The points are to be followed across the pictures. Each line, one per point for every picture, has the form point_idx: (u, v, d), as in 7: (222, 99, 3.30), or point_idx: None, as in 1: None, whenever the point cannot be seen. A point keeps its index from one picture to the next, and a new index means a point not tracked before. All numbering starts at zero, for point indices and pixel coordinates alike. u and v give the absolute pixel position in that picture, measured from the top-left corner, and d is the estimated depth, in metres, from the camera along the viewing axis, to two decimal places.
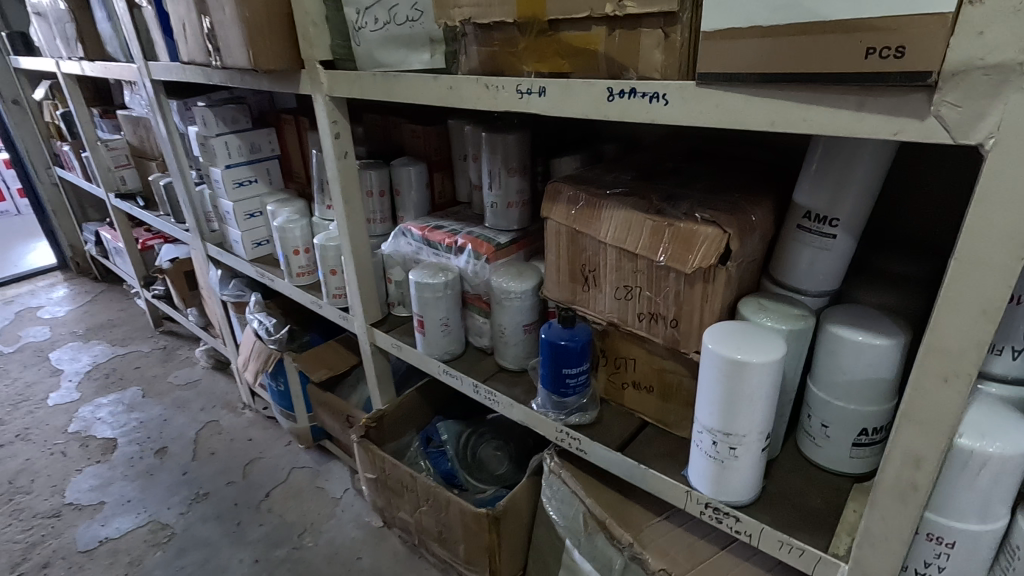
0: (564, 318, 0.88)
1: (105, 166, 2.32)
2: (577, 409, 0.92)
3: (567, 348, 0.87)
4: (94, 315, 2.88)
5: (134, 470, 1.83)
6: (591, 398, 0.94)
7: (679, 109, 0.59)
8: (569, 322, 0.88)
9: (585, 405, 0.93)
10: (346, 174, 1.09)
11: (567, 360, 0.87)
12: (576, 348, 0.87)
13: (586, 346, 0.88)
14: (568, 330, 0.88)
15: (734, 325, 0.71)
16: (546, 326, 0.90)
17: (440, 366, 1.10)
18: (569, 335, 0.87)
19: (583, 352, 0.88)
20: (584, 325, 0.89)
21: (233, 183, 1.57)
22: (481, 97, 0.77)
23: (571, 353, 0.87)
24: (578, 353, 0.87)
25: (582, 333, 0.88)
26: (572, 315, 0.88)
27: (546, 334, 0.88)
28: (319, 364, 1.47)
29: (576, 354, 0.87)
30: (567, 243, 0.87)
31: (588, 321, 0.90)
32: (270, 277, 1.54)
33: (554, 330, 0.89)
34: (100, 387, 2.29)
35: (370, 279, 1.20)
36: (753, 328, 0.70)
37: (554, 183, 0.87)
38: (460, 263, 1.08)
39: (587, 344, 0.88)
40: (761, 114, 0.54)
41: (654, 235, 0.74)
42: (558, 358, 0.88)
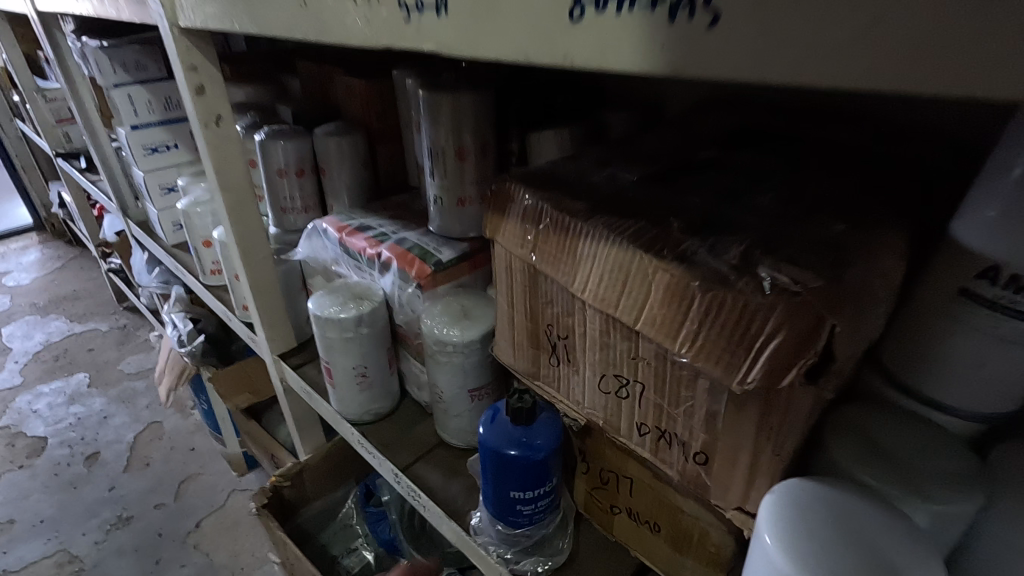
0: (516, 410, 0.54)
1: (46, 121, 2.02)
2: (537, 548, 0.59)
3: (519, 463, 0.53)
4: (60, 284, 2.64)
5: (57, 480, 1.59)
6: (562, 524, 0.61)
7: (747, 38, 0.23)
8: (525, 418, 0.54)
9: (550, 538, 0.60)
10: (222, 149, 0.74)
11: (518, 480, 0.54)
12: (532, 464, 0.53)
13: (549, 458, 0.54)
14: (523, 431, 0.54)
15: (834, 505, 0.36)
16: (489, 415, 0.57)
17: (360, 432, 0.78)
18: (522, 442, 0.53)
19: (545, 468, 0.54)
20: (551, 420, 0.55)
21: (142, 149, 1.23)
22: (348, 19, 0.40)
23: (524, 471, 0.53)
24: (537, 470, 0.54)
25: (546, 437, 0.54)
26: (530, 407, 0.54)
27: (485, 434, 0.55)
28: (242, 386, 1.16)
29: (533, 472, 0.54)
30: (524, 286, 0.51)
31: (559, 411, 0.56)
32: (187, 271, 1.22)
33: (501, 427, 0.55)
34: (45, 371, 2.05)
35: (278, 295, 0.87)
36: (868, 521, 0.35)
37: (506, 181, 0.50)
38: (386, 286, 0.74)
39: (553, 455, 0.54)
40: (1008, 56, 0.18)
41: (672, 303, 0.38)
42: (504, 475, 0.54)
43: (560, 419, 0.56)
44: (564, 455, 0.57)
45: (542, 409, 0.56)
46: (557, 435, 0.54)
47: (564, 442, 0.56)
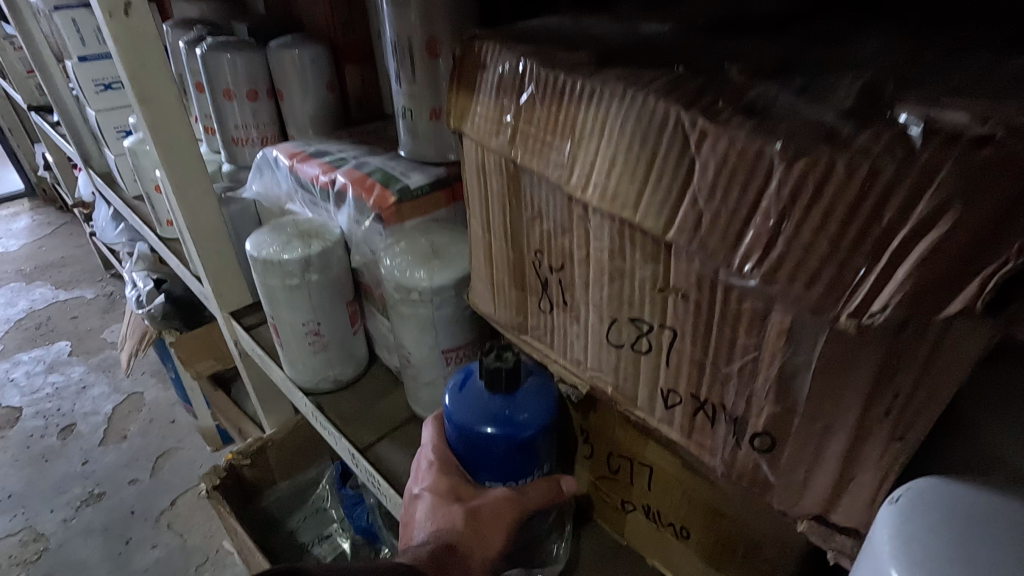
0: (492, 374, 0.39)
1: (17, 72, 1.88)
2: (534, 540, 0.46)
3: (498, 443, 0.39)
4: (47, 251, 2.54)
5: (28, 453, 1.49)
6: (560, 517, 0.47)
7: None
8: (503, 387, 0.40)
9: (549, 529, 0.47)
10: (134, 48, 0.58)
11: (498, 461, 0.41)
12: (515, 444, 0.39)
13: (541, 435, 0.40)
14: (502, 401, 0.40)
15: (961, 522, 0.21)
16: (458, 379, 0.42)
17: (320, 399, 0.65)
18: (500, 416, 0.39)
19: (534, 449, 0.40)
20: (545, 384, 0.41)
21: (92, 85, 1.08)
22: None
23: (506, 452, 0.40)
24: (522, 452, 0.40)
25: (537, 409, 0.40)
26: (513, 370, 0.39)
27: (453, 408, 0.40)
28: (206, 352, 1.03)
29: (517, 454, 0.40)
30: (502, 197, 0.36)
31: (552, 375, 0.41)
32: (146, 225, 1.09)
33: (473, 395, 0.41)
34: (26, 339, 1.95)
35: (225, 240, 0.73)
36: None
37: (474, 41, 0.34)
38: (343, 223, 0.59)
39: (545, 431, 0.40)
40: None
41: (734, 187, 0.22)
42: (477, 456, 0.41)
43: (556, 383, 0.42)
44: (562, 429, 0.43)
45: (529, 370, 0.42)
46: (550, 407, 0.40)
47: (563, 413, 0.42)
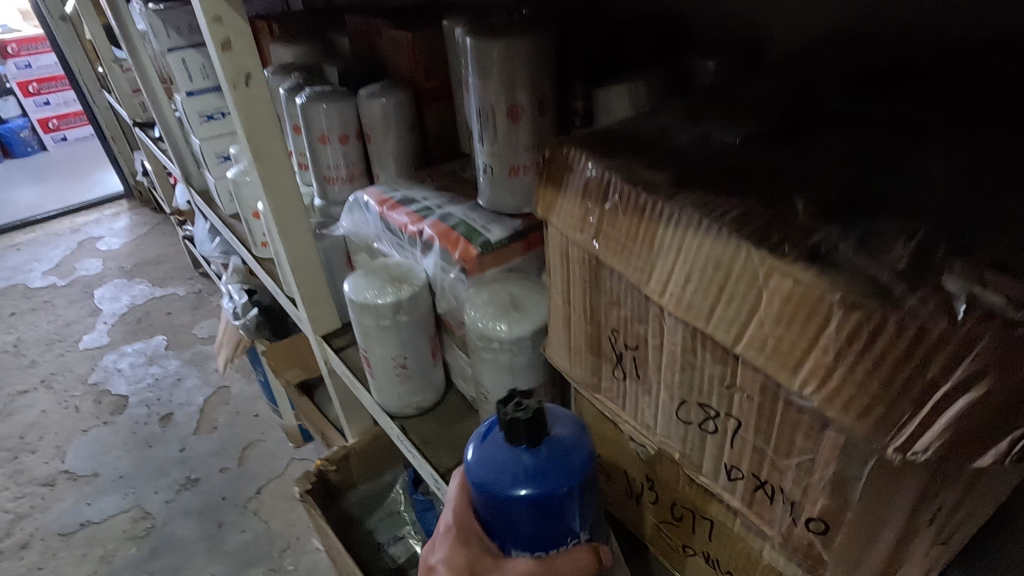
0: (516, 433, 0.44)
1: (124, 91, 2.07)
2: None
3: (521, 505, 0.44)
4: (144, 249, 2.79)
5: (135, 438, 1.67)
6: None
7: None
8: (525, 440, 0.44)
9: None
10: (251, 111, 0.66)
11: (524, 523, 0.45)
12: (540, 505, 0.44)
13: (560, 502, 0.44)
14: (525, 468, 0.44)
15: None
16: (483, 436, 0.47)
17: (403, 421, 0.72)
18: (525, 482, 0.44)
19: (561, 510, 0.45)
20: (571, 444, 0.45)
21: (197, 116, 1.20)
22: None
23: (532, 513, 0.44)
24: (548, 513, 0.44)
25: (563, 471, 0.44)
26: (533, 420, 0.44)
27: (478, 474, 0.45)
28: (293, 361, 1.14)
29: (544, 514, 0.44)
30: (583, 279, 0.40)
31: (576, 441, 0.46)
32: (241, 243, 1.20)
33: (498, 455, 0.45)
34: (129, 332, 2.17)
35: (319, 272, 0.81)
36: None
37: (563, 146, 0.39)
38: (428, 268, 0.65)
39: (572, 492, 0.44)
40: None
41: (796, 321, 0.26)
42: (502, 521, 0.46)
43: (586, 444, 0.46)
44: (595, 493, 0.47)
45: (556, 429, 0.46)
46: (580, 466, 0.45)
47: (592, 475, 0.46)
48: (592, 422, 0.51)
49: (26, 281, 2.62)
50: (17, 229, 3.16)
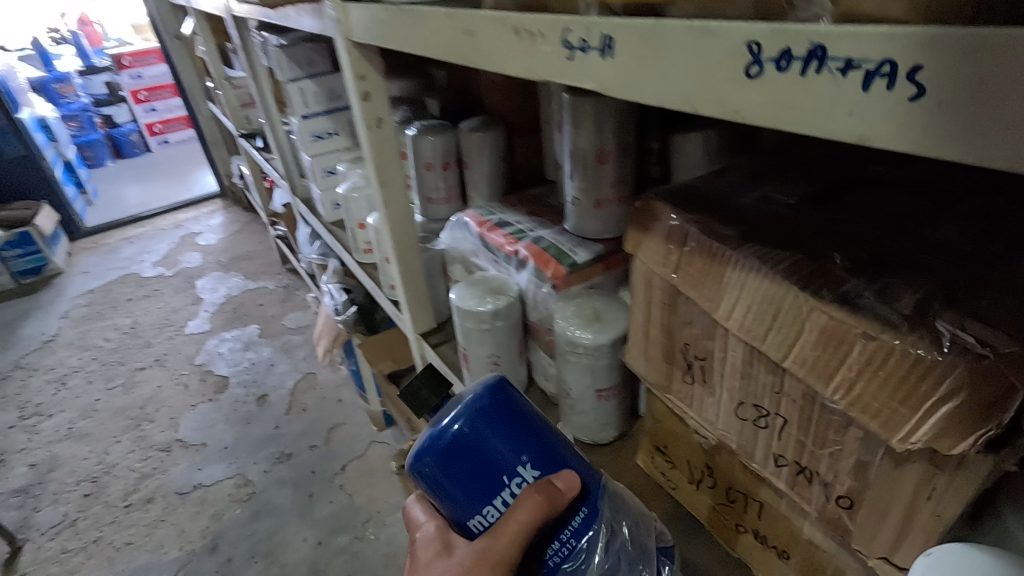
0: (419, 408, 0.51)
1: (233, 105, 2.32)
2: (558, 547, 0.51)
3: (438, 464, 0.48)
4: (237, 245, 3.08)
5: (236, 414, 1.89)
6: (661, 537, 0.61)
7: (969, 101, 0.19)
8: (436, 402, 0.59)
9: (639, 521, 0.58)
10: (381, 148, 0.81)
11: (458, 485, 0.49)
12: (453, 461, 0.48)
13: (466, 448, 0.48)
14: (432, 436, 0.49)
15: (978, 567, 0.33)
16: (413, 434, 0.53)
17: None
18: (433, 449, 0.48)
19: (480, 452, 0.49)
20: (473, 390, 0.50)
21: (310, 137, 1.38)
22: (511, 53, 0.42)
23: (453, 467, 0.48)
24: (468, 460, 0.48)
25: (462, 415, 0.48)
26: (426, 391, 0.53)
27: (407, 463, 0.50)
28: (384, 354, 1.29)
29: (465, 463, 0.48)
30: (662, 303, 0.51)
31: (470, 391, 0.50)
32: (343, 249, 1.37)
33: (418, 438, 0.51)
34: (227, 320, 2.42)
35: (421, 279, 0.95)
36: None
37: (650, 199, 0.50)
38: (521, 282, 0.78)
39: (481, 430, 0.48)
40: None
41: (827, 346, 0.36)
42: (445, 495, 0.49)
43: (492, 386, 0.50)
44: (521, 424, 0.50)
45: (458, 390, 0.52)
46: (471, 410, 0.49)
47: (501, 409, 0.49)
48: (661, 419, 0.62)
49: (139, 270, 2.96)
50: (129, 223, 3.54)
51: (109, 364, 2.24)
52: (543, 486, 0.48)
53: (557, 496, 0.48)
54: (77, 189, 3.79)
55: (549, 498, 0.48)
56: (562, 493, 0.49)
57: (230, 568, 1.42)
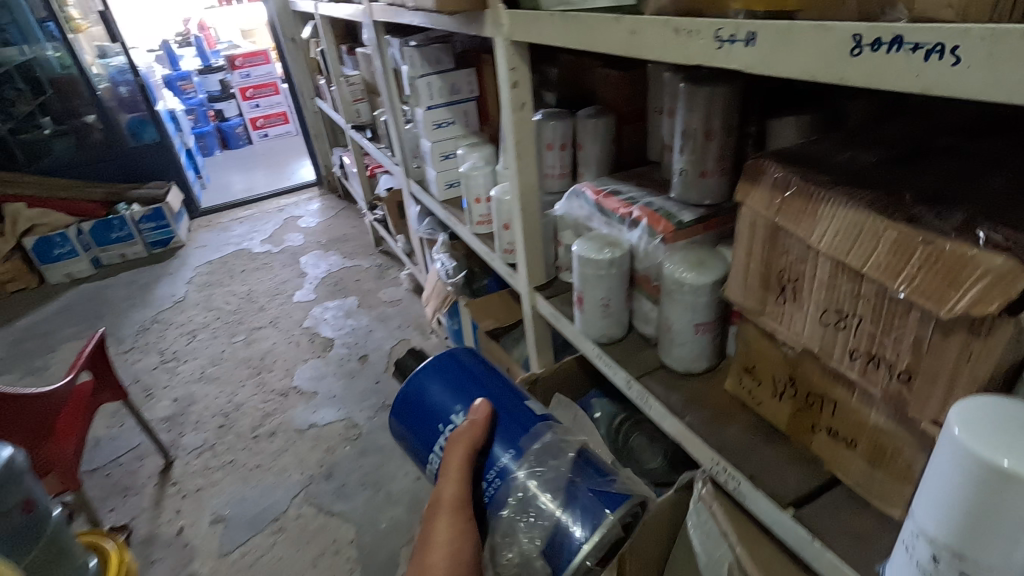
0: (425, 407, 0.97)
1: (346, 100, 2.61)
2: (490, 479, 0.79)
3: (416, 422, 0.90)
4: (334, 228, 3.41)
5: (342, 370, 2.15)
6: (628, 489, 0.76)
7: (986, 66, 0.35)
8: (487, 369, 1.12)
9: (582, 468, 0.78)
10: (521, 126, 1.00)
11: (428, 432, 0.88)
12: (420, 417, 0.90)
13: (423, 413, 0.89)
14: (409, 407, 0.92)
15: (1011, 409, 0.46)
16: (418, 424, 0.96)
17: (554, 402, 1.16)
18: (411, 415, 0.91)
19: (435, 409, 0.88)
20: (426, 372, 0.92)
21: (432, 125, 1.61)
22: (669, 46, 0.59)
23: (422, 421, 0.89)
24: (427, 417, 0.89)
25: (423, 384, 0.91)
26: None
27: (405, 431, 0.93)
28: (488, 313, 1.49)
29: (427, 418, 0.89)
30: (764, 239, 0.67)
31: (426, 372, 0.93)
32: (455, 222, 1.58)
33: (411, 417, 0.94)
34: (330, 292, 2.71)
35: (538, 240, 1.14)
36: None
37: (759, 159, 0.66)
38: (632, 239, 0.94)
39: (432, 391, 0.90)
40: None
41: (897, 252, 0.51)
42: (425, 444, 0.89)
43: (433, 369, 0.92)
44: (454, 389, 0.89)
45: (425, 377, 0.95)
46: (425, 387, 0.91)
47: (442, 380, 0.90)
48: (752, 343, 0.77)
49: (250, 246, 3.32)
50: (238, 206, 3.96)
51: (231, 323, 2.57)
52: (465, 421, 0.82)
53: (471, 430, 0.81)
54: (195, 174, 4.26)
55: (465, 432, 0.81)
56: (483, 428, 0.82)
57: (343, 492, 1.65)
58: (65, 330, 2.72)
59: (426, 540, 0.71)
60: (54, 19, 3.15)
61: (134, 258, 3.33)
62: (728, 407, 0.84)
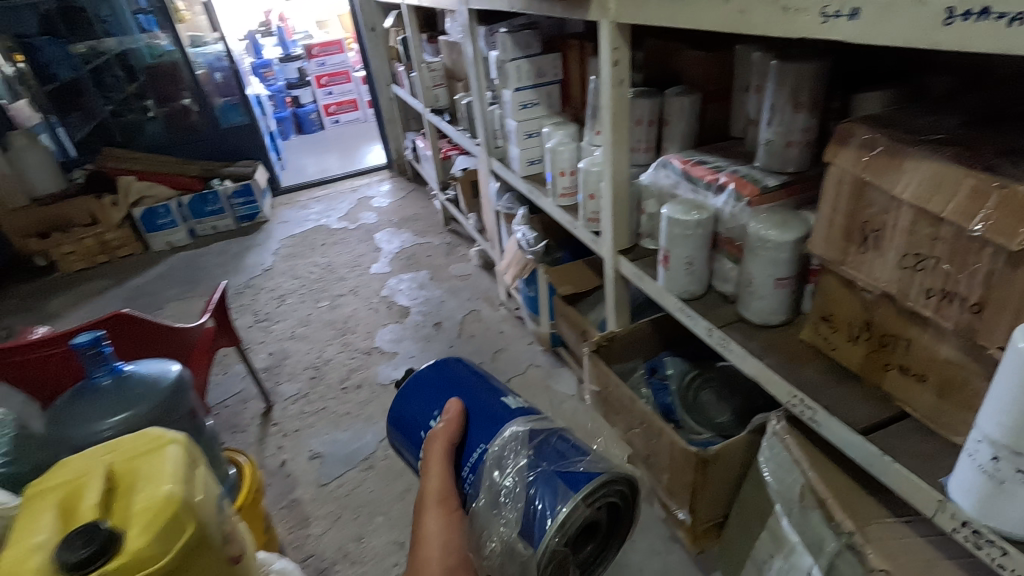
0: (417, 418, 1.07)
1: (426, 85, 2.77)
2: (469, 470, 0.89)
3: (406, 433, 1.02)
4: (405, 208, 3.61)
5: (419, 334, 2.33)
6: (598, 468, 0.81)
7: None
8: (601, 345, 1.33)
9: (545, 451, 0.84)
10: (618, 101, 1.11)
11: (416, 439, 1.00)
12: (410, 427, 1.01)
13: (410, 427, 1.01)
14: (399, 422, 1.04)
15: None
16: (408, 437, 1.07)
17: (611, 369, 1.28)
18: (402, 430, 1.03)
19: (418, 418, 1.00)
20: (404, 389, 1.05)
21: (518, 105, 1.74)
22: (776, 22, 0.69)
23: (410, 431, 1.01)
24: (412, 426, 1.00)
25: (402, 399, 1.04)
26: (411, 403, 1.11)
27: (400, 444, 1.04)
28: (566, 279, 1.62)
29: (412, 427, 1.00)
30: (850, 195, 0.76)
31: (404, 386, 1.05)
32: (537, 196, 1.71)
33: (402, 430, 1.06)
34: (403, 265, 2.91)
35: (624, 208, 1.25)
36: None
37: (848, 124, 0.75)
38: (718, 203, 1.05)
39: (412, 403, 1.02)
40: None
41: (974, 197, 0.60)
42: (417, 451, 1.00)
43: (410, 384, 1.04)
44: (431, 397, 1.00)
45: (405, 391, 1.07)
46: (405, 400, 1.03)
47: (416, 394, 1.02)
48: (831, 292, 0.86)
49: (328, 223, 3.57)
50: (315, 186, 4.23)
51: (316, 290, 2.80)
52: (440, 422, 0.93)
53: (444, 431, 0.92)
54: (276, 155, 4.57)
55: (439, 434, 0.92)
56: (458, 426, 0.92)
57: None
58: (169, 292, 3.02)
59: (416, 535, 0.80)
60: (153, 12, 3.47)
61: (224, 230, 3.63)
62: (804, 354, 0.94)
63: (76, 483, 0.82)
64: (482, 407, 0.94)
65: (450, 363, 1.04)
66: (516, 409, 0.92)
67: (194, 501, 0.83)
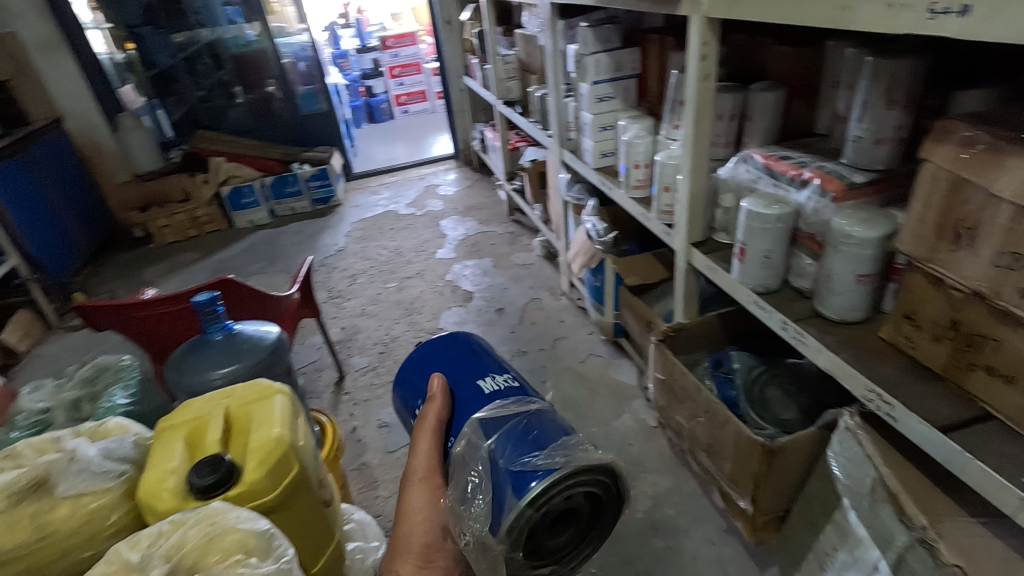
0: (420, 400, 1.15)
1: (499, 77, 2.84)
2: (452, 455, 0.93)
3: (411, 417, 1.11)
4: (470, 197, 3.70)
5: (482, 318, 2.41)
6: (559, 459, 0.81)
7: None
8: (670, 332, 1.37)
9: (510, 442, 0.85)
10: (703, 94, 1.13)
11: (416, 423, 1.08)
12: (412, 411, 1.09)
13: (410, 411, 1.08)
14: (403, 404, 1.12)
15: None
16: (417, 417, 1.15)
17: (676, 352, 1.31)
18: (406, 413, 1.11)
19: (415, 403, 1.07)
20: (401, 374, 1.13)
21: (595, 98, 1.77)
22: (880, 18, 0.70)
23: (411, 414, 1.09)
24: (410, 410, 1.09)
25: (402, 385, 1.12)
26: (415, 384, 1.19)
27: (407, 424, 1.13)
28: (633, 271, 1.64)
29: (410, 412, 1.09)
30: (945, 192, 0.76)
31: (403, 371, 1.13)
32: (608, 188, 1.74)
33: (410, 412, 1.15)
34: (468, 252, 3.00)
35: (700, 201, 1.27)
36: None
37: (947, 121, 0.75)
38: (800, 198, 1.05)
39: (411, 389, 1.10)
40: None
41: None
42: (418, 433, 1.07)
43: (405, 370, 1.12)
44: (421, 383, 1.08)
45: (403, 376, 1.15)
46: (404, 385, 1.12)
47: (411, 380, 1.10)
48: (916, 290, 0.86)
49: (396, 208, 3.71)
50: (384, 173, 4.40)
51: (385, 271, 2.94)
52: (426, 405, 0.99)
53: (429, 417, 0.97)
54: (349, 142, 4.78)
55: (424, 420, 0.97)
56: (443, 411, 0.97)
57: None
58: (250, 266, 3.24)
59: (401, 508, 0.86)
60: (239, 4, 3.68)
61: (300, 211, 3.84)
62: (883, 351, 0.94)
63: (199, 422, 0.93)
64: (461, 391, 0.99)
65: (440, 347, 1.11)
66: (490, 392, 0.96)
67: (298, 444, 0.90)
